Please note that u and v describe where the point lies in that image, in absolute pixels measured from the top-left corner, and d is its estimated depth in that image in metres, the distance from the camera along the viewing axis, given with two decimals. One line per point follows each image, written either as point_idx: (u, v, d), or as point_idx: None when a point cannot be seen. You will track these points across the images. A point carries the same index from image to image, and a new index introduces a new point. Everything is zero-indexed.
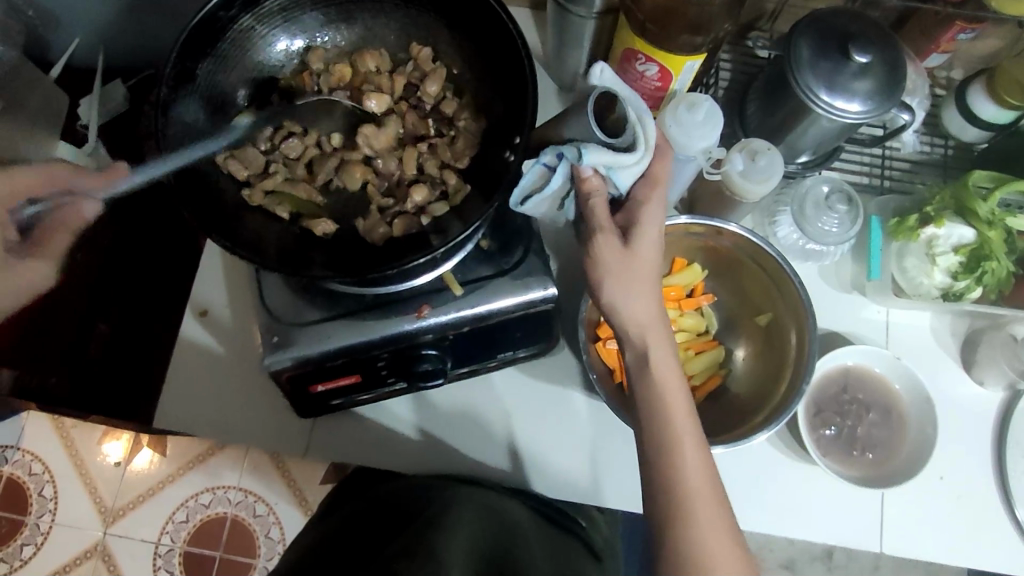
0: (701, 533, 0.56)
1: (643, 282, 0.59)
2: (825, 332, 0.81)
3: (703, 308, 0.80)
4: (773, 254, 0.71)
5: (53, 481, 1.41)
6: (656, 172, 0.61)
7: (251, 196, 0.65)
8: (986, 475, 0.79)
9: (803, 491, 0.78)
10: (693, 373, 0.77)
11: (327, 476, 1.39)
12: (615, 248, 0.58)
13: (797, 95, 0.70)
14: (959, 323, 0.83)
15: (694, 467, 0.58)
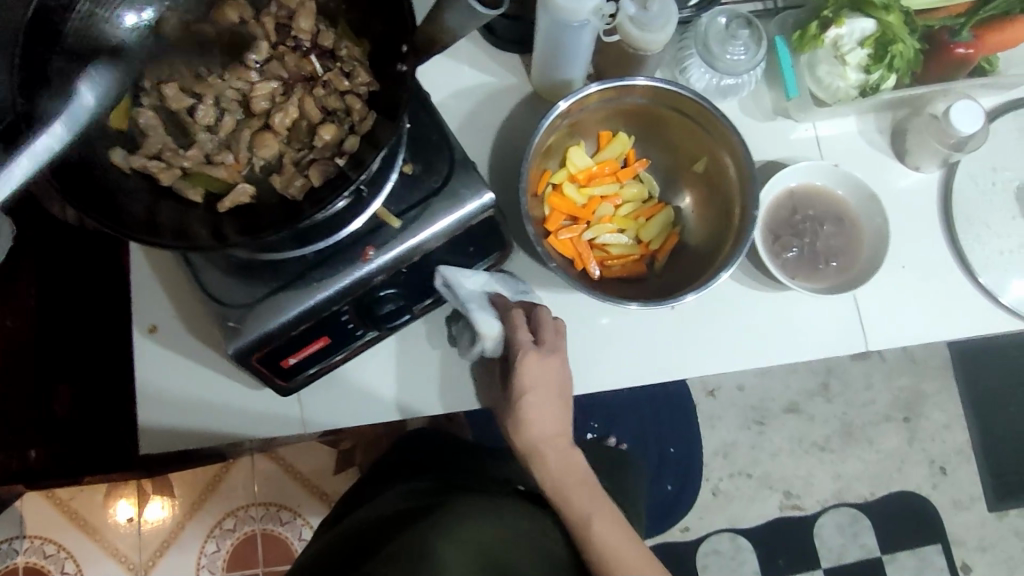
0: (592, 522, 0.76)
1: (537, 408, 0.74)
2: (766, 162, 0.83)
3: (641, 174, 0.80)
4: (692, 97, 0.71)
5: (72, 556, 1.37)
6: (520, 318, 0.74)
7: (160, 171, 0.62)
8: (942, 252, 0.82)
9: (784, 317, 0.80)
10: (650, 240, 0.78)
11: (342, 465, 1.40)
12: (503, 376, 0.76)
13: None
14: (884, 118, 0.84)
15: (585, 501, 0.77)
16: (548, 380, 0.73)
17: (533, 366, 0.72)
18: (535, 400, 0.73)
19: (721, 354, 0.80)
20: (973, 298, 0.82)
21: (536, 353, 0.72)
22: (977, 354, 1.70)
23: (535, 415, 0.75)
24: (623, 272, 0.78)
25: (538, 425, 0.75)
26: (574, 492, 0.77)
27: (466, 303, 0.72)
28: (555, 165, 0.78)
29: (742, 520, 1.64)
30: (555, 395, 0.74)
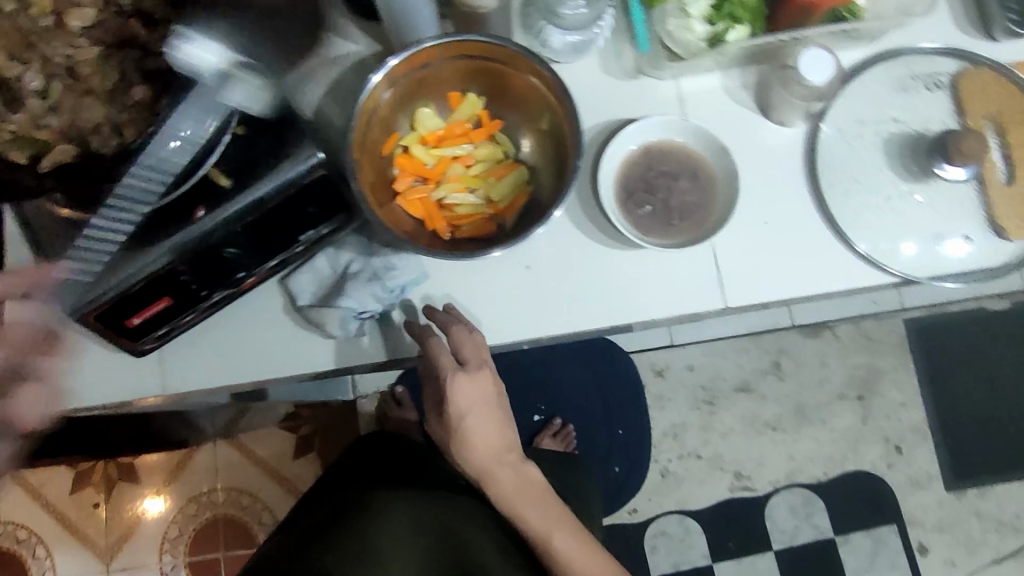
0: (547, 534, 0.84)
1: (479, 425, 0.81)
2: (623, 120, 0.82)
3: (496, 135, 0.80)
4: (521, 51, 0.71)
5: (42, 540, 1.40)
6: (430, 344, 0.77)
7: None
8: (807, 206, 0.81)
9: (642, 275, 0.79)
10: (498, 200, 0.78)
11: (299, 450, 1.43)
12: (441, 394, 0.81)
13: None
14: (749, 74, 0.83)
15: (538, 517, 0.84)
16: (479, 398, 0.80)
17: (464, 384, 0.79)
18: (476, 406, 0.80)
19: (576, 313, 0.79)
20: (837, 254, 0.80)
21: (464, 372, 0.78)
22: (935, 330, 1.66)
23: (478, 441, 0.81)
24: (475, 231, 0.78)
25: (478, 449, 0.82)
26: (527, 507, 0.84)
27: (303, 308, 0.79)
28: (404, 127, 0.78)
29: (693, 503, 1.62)
30: (491, 407, 0.82)
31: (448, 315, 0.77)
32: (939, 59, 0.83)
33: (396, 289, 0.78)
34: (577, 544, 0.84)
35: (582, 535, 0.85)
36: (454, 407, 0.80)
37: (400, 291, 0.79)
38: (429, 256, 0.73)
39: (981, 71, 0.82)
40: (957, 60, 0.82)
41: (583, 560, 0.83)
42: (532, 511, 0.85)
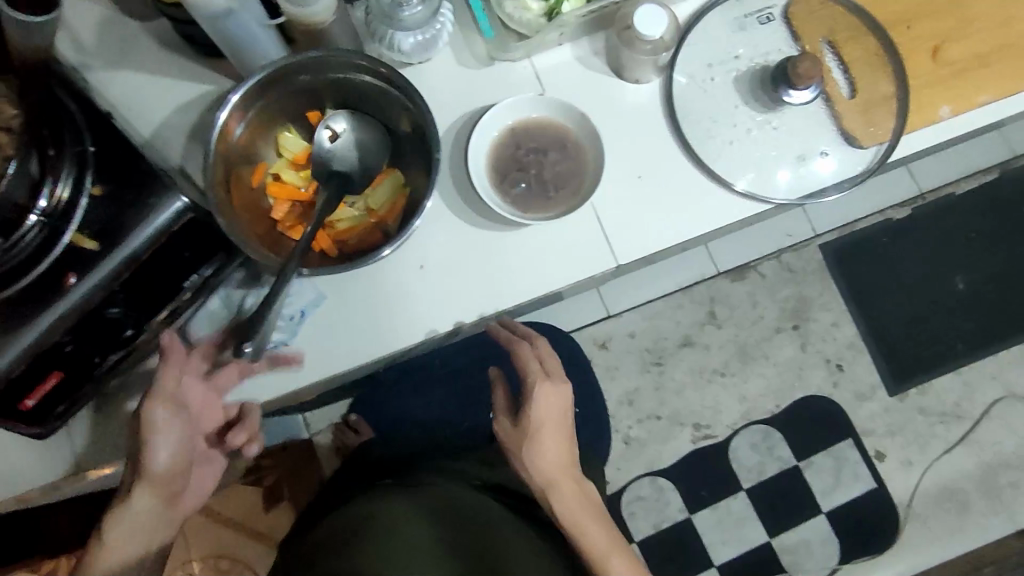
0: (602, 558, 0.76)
1: (548, 430, 0.83)
2: (484, 107, 0.83)
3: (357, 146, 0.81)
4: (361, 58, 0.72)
5: None
6: (519, 355, 0.87)
7: None
8: (676, 153, 0.84)
9: (533, 251, 0.81)
10: (378, 207, 0.79)
11: None
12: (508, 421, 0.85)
13: None
14: (597, 39, 0.85)
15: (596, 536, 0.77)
16: (556, 410, 0.84)
17: (547, 394, 0.84)
18: (552, 418, 0.83)
19: (475, 300, 0.81)
20: (712, 194, 0.84)
21: (542, 374, 0.85)
22: (850, 249, 1.73)
23: (548, 446, 0.82)
24: (362, 243, 0.78)
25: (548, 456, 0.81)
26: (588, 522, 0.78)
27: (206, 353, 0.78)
28: (271, 156, 0.79)
29: (662, 463, 1.66)
30: (564, 428, 0.84)
31: (511, 332, 0.91)
32: None
33: (294, 315, 0.79)
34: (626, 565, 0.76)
35: (632, 558, 0.76)
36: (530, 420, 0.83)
37: (302, 317, 0.79)
38: (314, 276, 0.72)
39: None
40: None
41: None
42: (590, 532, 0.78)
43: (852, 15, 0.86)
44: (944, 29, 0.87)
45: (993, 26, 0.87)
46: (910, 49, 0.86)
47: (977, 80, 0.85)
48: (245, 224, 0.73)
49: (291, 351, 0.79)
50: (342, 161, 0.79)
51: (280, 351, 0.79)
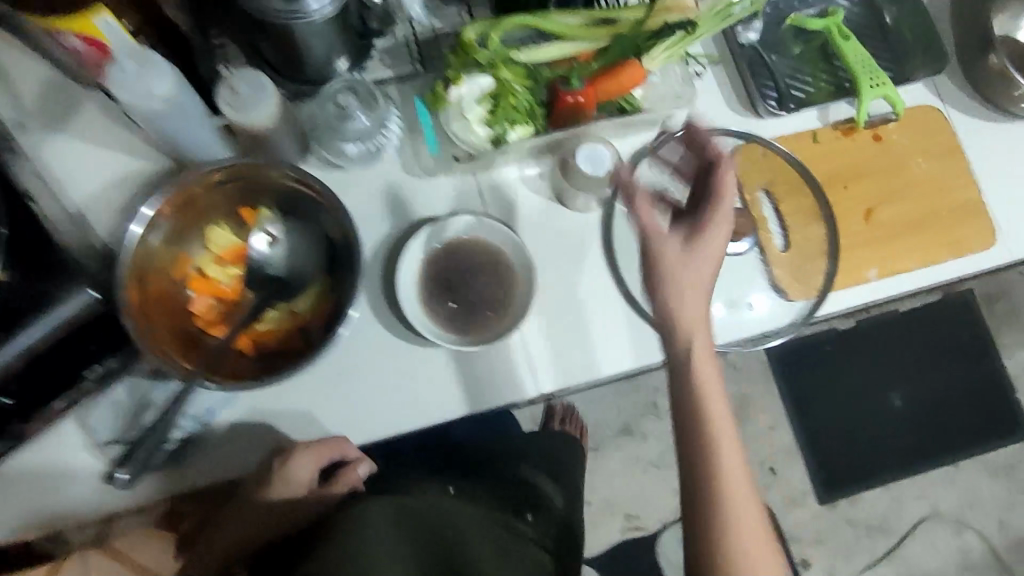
0: (745, 555, 0.62)
1: (688, 280, 0.66)
2: (422, 218, 0.83)
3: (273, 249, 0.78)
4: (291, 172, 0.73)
5: None
6: (725, 180, 0.68)
7: None
8: (608, 285, 0.84)
9: (455, 369, 0.80)
10: (299, 311, 0.77)
11: None
12: (675, 252, 0.67)
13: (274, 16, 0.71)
14: (545, 161, 0.85)
15: (744, 508, 0.63)
16: (711, 252, 0.67)
17: (711, 229, 0.67)
18: (709, 250, 0.67)
19: (386, 416, 0.79)
20: (643, 331, 0.84)
21: (707, 256, 0.67)
22: (794, 354, 1.76)
23: (715, 407, 0.65)
24: (279, 348, 0.76)
25: (705, 378, 0.65)
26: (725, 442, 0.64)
27: (103, 444, 0.77)
28: (196, 248, 0.76)
29: (605, 551, 1.55)
30: (718, 232, 0.67)
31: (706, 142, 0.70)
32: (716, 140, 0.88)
33: (194, 416, 0.76)
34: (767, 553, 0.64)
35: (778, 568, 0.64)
36: (690, 252, 0.67)
37: (210, 416, 0.77)
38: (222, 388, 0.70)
39: (753, 146, 0.88)
40: (731, 137, 0.88)
41: None
42: (750, 517, 0.64)
43: (793, 169, 0.89)
44: (877, 192, 0.90)
45: (925, 192, 0.90)
46: (844, 206, 0.89)
47: (903, 246, 0.88)
48: (153, 324, 0.70)
49: (194, 448, 0.77)
50: (271, 264, 0.78)
51: (180, 448, 0.76)
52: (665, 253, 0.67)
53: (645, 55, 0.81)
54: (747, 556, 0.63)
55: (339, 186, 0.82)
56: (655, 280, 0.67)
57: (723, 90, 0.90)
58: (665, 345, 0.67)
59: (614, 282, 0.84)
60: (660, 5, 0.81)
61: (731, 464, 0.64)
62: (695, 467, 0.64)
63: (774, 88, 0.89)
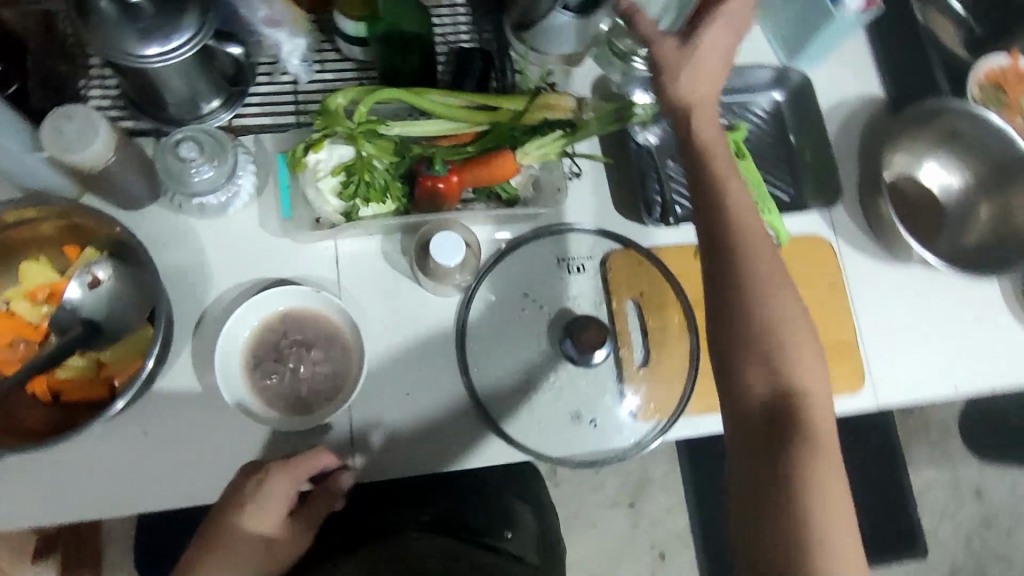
0: (784, 354, 0.60)
1: (701, 73, 0.68)
2: (265, 281, 0.79)
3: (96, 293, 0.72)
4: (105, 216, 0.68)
5: None
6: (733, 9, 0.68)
7: None
8: (455, 378, 0.80)
9: (261, 448, 0.75)
10: (107, 362, 0.71)
11: None
12: (672, 46, 0.68)
13: (132, 61, 0.66)
14: (409, 239, 0.82)
15: (775, 301, 0.61)
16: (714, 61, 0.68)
17: (712, 35, 0.68)
18: (705, 67, 0.68)
19: (186, 489, 0.73)
20: (480, 433, 0.79)
21: (723, 28, 0.68)
22: None
23: (738, 189, 0.65)
24: (77, 399, 0.71)
25: (719, 155, 0.67)
26: (764, 252, 0.62)
27: None
28: (10, 282, 0.72)
29: None
30: (728, 29, 0.68)
31: None
32: (590, 244, 0.85)
33: None
34: (820, 371, 0.61)
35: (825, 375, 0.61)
36: (689, 49, 0.68)
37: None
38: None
39: (627, 254, 0.85)
40: (608, 242, 0.85)
41: (828, 419, 0.59)
42: (757, 214, 0.64)
43: (666, 283, 0.85)
44: None
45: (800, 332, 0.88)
46: None
47: None
48: None
49: None
50: (88, 308, 0.72)
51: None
52: (660, 47, 0.69)
53: (519, 148, 0.78)
54: (749, 232, 0.63)
55: (186, 233, 0.78)
56: (659, 66, 0.69)
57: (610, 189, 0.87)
58: (684, 133, 0.69)
59: (459, 376, 0.80)
60: (540, 100, 0.80)
61: (773, 308, 0.61)
62: (722, 223, 0.63)
63: (659, 198, 0.88)
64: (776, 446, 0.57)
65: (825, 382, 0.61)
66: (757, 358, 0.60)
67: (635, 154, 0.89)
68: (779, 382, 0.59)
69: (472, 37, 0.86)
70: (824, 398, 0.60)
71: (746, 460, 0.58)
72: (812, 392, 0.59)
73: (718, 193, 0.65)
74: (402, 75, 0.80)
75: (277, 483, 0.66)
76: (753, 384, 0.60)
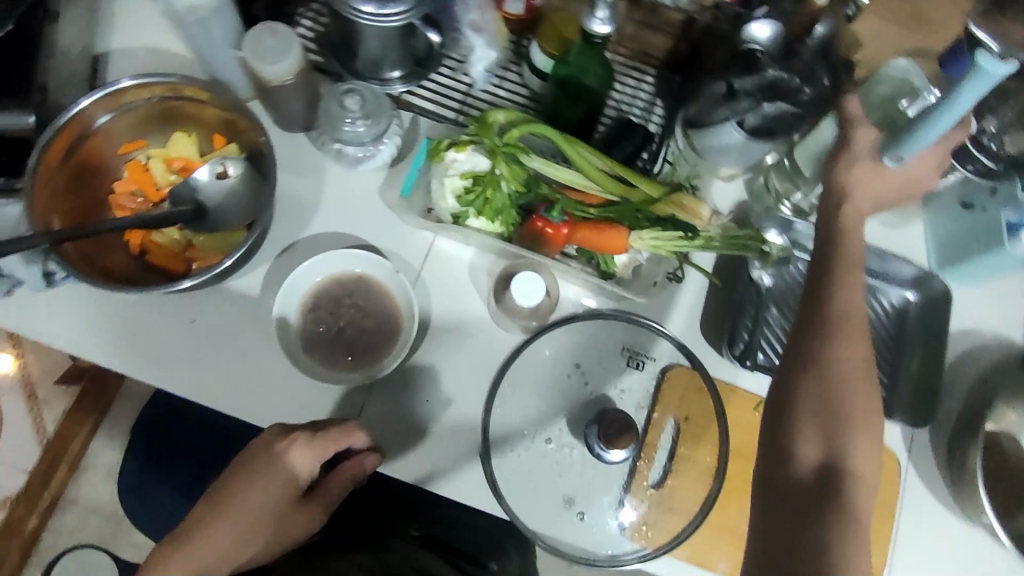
0: (846, 427, 0.62)
1: (887, 170, 0.69)
2: (358, 241, 0.83)
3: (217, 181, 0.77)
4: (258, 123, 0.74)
5: None
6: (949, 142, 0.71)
7: None
8: (476, 408, 0.80)
9: (282, 382, 0.78)
10: (197, 246, 0.78)
11: (64, 378, 1.29)
12: (871, 137, 0.69)
13: (348, 12, 0.72)
14: (498, 264, 0.83)
15: (852, 376, 0.63)
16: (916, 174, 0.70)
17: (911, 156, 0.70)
18: (892, 176, 0.69)
19: (203, 386, 0.78)
20: (472, 471, 0.79)
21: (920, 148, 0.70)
22: None
23: (854, 274, 0.67)
24: (159, 262, 0.77)
25: (851, 246, 0.68)
26: (855, 330, 0.64)
27: None
28: (158, 141, 0.79)
29: None
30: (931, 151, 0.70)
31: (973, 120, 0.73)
32: (659, 348, 0.83)
33: (53, 274, 0.77)
34: (873, 457, 0.63)
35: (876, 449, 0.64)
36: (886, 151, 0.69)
37: (61, 281, 0.78)
38: (63, 265, 0.69)
39: (690, 374, 0.82)
40: (676, 354, 0.83)
41: (865, 502, 0.61)
42: (857, 297, 0.66)
43: (713, 420, 0.82)
44: None
45: None
46: (735, 490, 0.81)
47: None
48: (59, 173, 0.72)
49: (36, 295, 0.78)
50: (204, 193, 0.77)
51: (21, 290, 0.78)
52: (861, 135, 0.69)
53: (635, 230, 0.78)
54: (847, 309, 0.65)
55: (316, 169, 0.84)
56: (839, 153, 0.70)
57: (705, 308, 0.85)
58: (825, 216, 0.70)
59: (482, 408, 0.80)
60: (676, 197, 0.80)
61: (852, 371, 0.63)
62: (825, 295, 0.66)
63: (745, 339, 0.83)
64: (820, 510, 0.59)
65: (872, 469, 0.63)
66: (815, 420, 0.63)
67: (740, 287, 0.85)
68: (833, 439, 0.62)
69: (643, 115, 0.87)
70: (870, 486, 0.62)
71: (779, 517, 0.60)
72: (859, 466, 0.62)
73: (828, 274, 0.67)
74: (565, 119, 0.82)
75: (299, 454, 0.70)
76: (806, 449, 0.62)
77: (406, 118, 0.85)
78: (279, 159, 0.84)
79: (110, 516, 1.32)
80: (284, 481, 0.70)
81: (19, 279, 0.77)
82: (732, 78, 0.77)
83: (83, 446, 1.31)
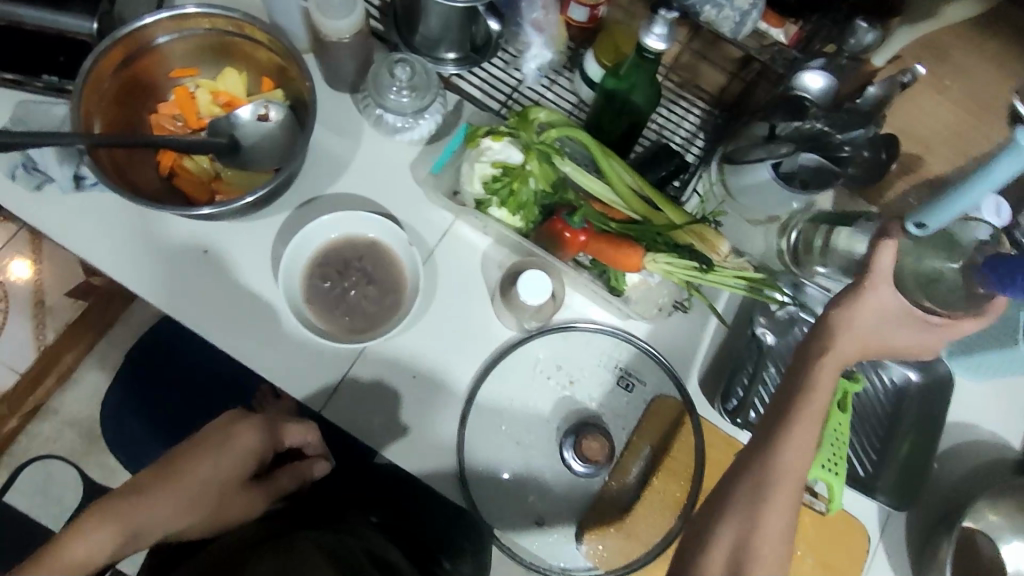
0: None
1: (886, 337, 0.66)
2: (379, 208, 0.84)
3: (255, 122, 0.79)
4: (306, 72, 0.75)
5: None
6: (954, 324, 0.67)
7: None
8: (458, 395, 0.80)
9: (277, 328, 0.79)
10: (223, 178, 0.80)
11: (75, 292, 1.31)
12: (886, 301, 0.65)
13: None
14: (511, 258, 0.84)
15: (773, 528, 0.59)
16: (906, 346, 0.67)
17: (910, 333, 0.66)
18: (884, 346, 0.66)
19: (201, 315, 0.79)
20: (443, 453, 0.79)
21: (917, 326, 0.67)
22: None
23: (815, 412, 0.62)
24: (185, 187, 0.79)
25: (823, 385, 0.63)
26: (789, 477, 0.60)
27: None
28: (209, 74, 0.81)
29: None
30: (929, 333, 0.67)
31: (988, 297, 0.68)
32: (652, 375, 0.83)
33: (84, 179, 0.79)
34: None
35: None
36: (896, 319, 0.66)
37: (90, 187, 0.80)
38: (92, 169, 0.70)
39: (677, 408, 0.82)
40: (668, 384, 0.83)
41: None
42: (804, 464, 0.63)
43: (692, 457, 0.80)
44: None
45: None
46: None
47: None
48: (110, 81, 0.74)
49: (63, 196, 0.80)
50: (242, 131, 0.79)
51: (50, 187, 0.80)
52: (877, 294, 0.64)
53: (651, 252, 0.78)
54: (786, 471, 0.60)
55: (354, 130, 0.85)
56: (844, 299, 0.66)
57: (710, 346, 0.84)
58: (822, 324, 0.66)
59: (465, 394, 0.80)
60: (697, 227, 0.80)
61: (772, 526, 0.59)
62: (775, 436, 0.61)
63: (739, 396, 0.83)
64: None
65: None
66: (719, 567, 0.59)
67: (742, 341, 0.84)
68: None
69: (684, 143, 0.88)
70: None
71: None
72: None
73: (787, 416, 0.63)
74: (606, 130, 0.83)
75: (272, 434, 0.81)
76: None
77: (452, 100, 0.85)
78: (322, 114, 0.85)
79: (86, 435, 1.33)
80: (248, 457, 0.79)
81: (50, 176, 0.79)
82: (776, 121, 0.78)
83: (76, 361, 1.33)
